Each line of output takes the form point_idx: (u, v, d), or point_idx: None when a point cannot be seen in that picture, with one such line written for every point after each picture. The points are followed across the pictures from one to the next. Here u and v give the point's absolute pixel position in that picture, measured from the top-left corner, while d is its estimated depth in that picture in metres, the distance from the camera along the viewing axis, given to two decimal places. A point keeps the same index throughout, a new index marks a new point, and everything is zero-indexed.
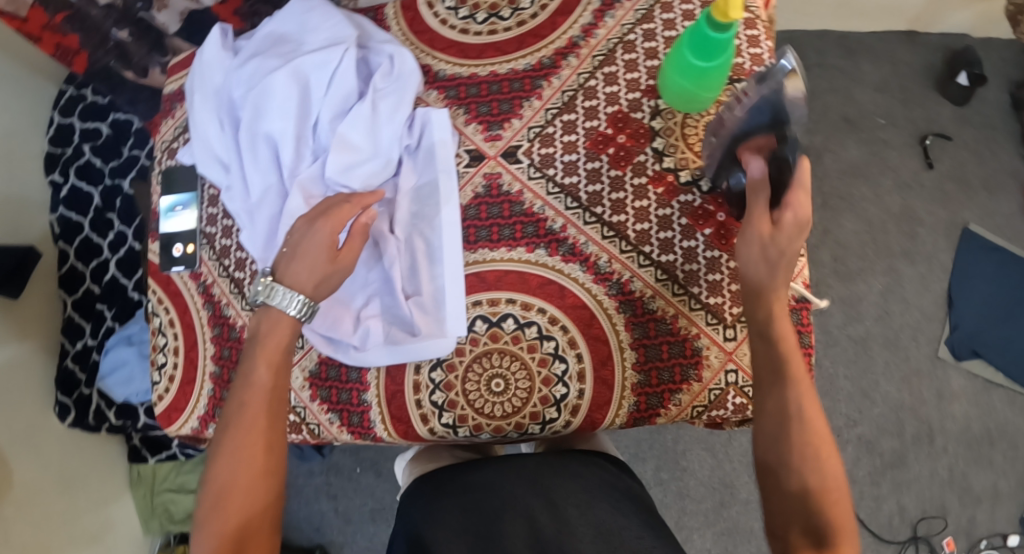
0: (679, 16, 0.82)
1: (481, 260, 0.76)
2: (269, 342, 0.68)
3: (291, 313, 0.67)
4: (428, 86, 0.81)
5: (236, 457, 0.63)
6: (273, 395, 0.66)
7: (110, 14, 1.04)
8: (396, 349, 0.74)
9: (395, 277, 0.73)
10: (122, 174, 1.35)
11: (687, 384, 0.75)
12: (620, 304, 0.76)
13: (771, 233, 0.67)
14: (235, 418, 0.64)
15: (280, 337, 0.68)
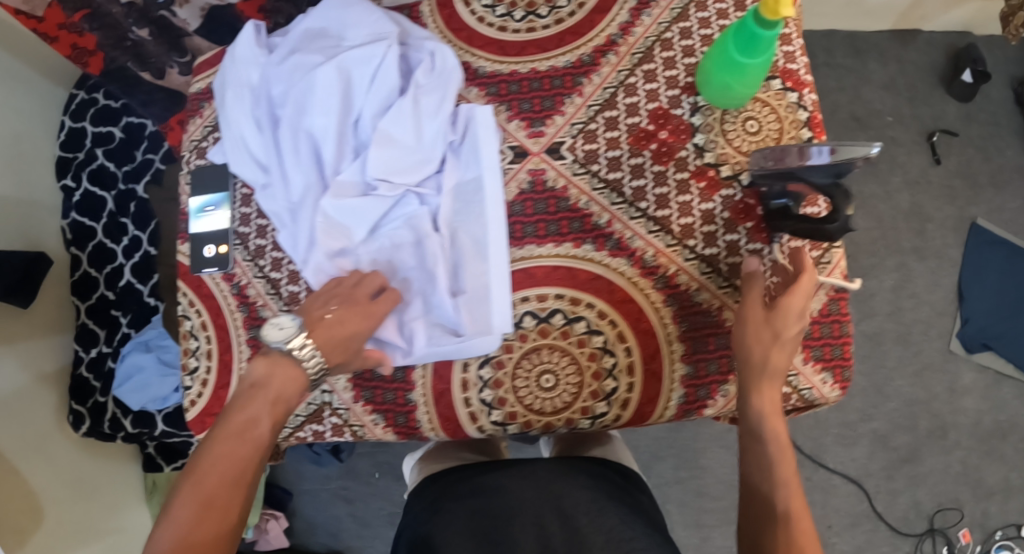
0: (714, 15, 0.84)
1: (528, 256, 0.76)
2: (272, 392, 0.64)
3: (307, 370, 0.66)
4: (468, 83, 0.82)
5: (202, 507, 0.57)
6: (263, 451, 0.62)
7: (130, 14, 1.01)
8: (443, 347, 0.73)
9: (440, 276, 0.72)
10: (136, 179, 1.32)
11: (732, 375, 0.76)
12: (666, 297, 0.77)
13: (767, 315, 0.72)
14: (217, 472, 0.59)
15: (284, 390, 0.65)
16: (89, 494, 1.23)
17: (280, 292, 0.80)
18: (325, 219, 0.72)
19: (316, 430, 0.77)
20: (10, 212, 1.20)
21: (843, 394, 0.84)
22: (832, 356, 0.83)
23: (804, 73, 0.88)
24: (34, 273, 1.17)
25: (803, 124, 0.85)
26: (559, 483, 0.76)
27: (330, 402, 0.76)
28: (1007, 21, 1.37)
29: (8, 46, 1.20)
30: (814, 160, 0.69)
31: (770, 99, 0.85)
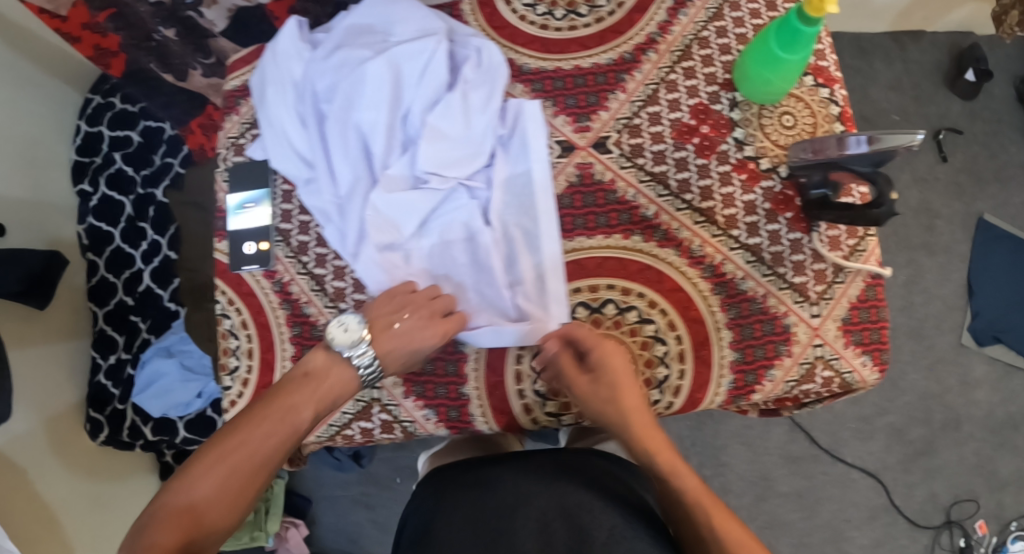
0: (747, 15, 0.86)
1: (579, 248, 0.79)
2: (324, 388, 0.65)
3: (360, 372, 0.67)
4: (514, 79, 0.84)
5: (222, 482, 0.58)
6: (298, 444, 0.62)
7: (158, 13, 1.02)
8: (497, 333, 0.73)
9: (496, 267, 0.73)
10: (155, 183, 1.32)
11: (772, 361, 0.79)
12: (714, 286, 0.79)
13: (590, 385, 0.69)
14: (245, 453, 0.60)
15: (335, 386, 0.65)
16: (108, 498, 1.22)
17: (325, 288, 0.80)
18: (377, 211, 0.73)
19: (365, 428, 0.77)
20: (23, 213, 1.20)
21: (881, 375, 0.82)
22: (871, 340, 0.81)
23: (834, 70, 0.90)
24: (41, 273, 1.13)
25: (836, 118, 0.87)
26: (566, 477, 0.73)
27: (379, 398, 0.76)
28: (1000, 20, 1.36)
29: (16, 47, 1.19)
30: (853, 150, 0.71)
31: (804, 95, 0.87)
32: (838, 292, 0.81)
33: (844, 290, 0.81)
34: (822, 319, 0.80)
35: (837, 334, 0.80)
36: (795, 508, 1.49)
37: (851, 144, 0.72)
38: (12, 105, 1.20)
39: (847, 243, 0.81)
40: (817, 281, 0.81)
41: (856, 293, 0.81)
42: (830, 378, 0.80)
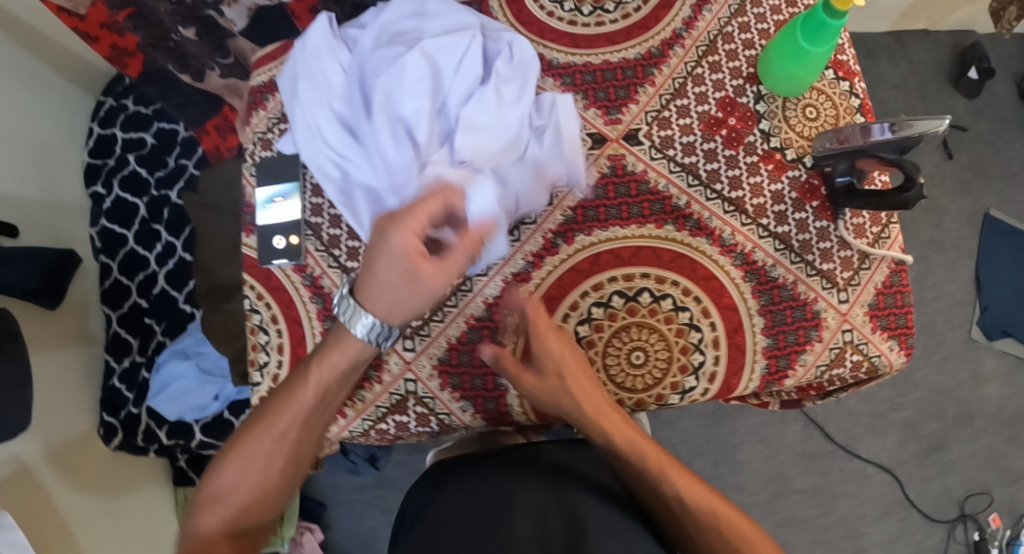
0: (768, 12, 0.87)
1: (614, 238, 0.79)
2: (324, 365, 0.69)
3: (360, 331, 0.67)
4: (543, 74, 0.84)
5: (251, 465, 0.68)
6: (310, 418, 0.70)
7: (178, 12, 1.00)
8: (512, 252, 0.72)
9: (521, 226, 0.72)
10: (168, 185, 1.34)
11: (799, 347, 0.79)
12: (745, 273, 0.80)
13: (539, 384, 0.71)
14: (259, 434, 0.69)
15: (335, 360, 0.70)
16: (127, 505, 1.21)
17: None
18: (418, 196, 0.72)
19: (400, 421, 0.76)
20: (36, 214, 1.20)
21: (908, 360, 0.82)
22: (897, 324, 0.82)
23: (853, 63, 0.90)
24: (55, 272, 1.13)
25: (857, 110, 0.87)
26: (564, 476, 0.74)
27: (415, 391, 0.76)
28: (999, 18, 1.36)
29: (32, 51, 1.19)
30: (877, 137, 0.73)
31: (825, 87, 0.87)
32: (865, 278, 0.82)
33: (870, 276, 0.82)
34: (849, 304, 0.81)
35: (864, 318, 0.81)
36: (810, 504, 1.49)
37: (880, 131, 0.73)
38: (27, 108, 1.20)
39: (871, 231, 0.82)
40: (844, 268, 0.81)
41: (882, 279, 0.82)
42: (859, 362, 0.81)
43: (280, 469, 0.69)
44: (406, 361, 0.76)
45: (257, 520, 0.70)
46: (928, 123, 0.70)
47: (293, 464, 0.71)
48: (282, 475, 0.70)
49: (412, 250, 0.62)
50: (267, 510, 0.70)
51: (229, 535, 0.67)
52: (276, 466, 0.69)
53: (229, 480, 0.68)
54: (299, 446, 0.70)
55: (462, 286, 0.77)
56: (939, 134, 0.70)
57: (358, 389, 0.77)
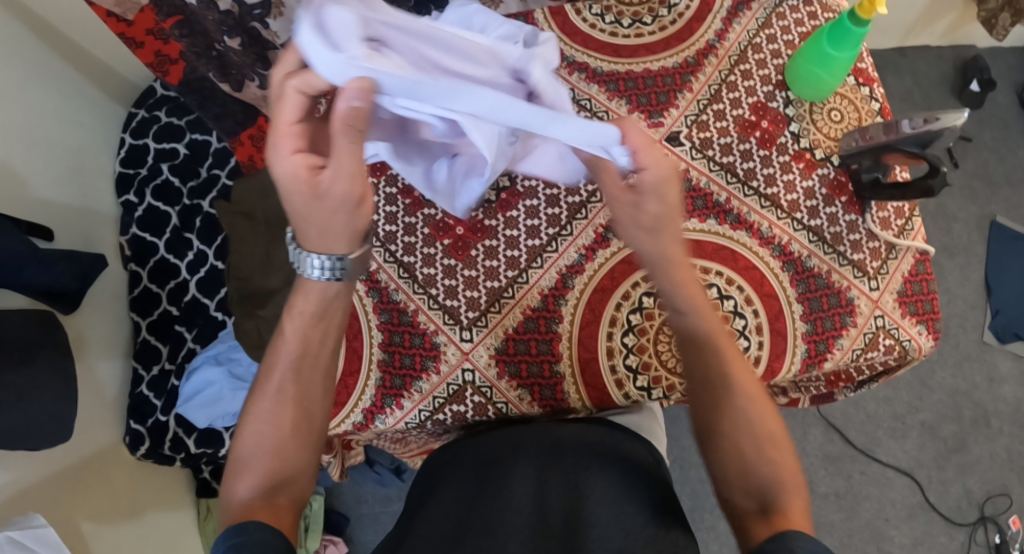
0: (793, 25, 0.92)
1: None
2: (294, 317, 0.69)
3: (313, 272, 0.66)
4: (588, 80, 0.90)
5: (262, 424, 0.67)
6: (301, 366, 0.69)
7: (225, 21, 1.06)
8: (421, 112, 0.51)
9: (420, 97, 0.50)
10: (201, 194, 1.37)
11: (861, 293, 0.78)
12: (783, 263, 0.82)
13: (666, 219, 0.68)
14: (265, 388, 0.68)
15: (305, 307, 0.69)
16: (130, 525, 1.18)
17: (415, 275, 0.81)
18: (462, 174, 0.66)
19: (457, 411, 0.78)
20: (71, 220, 1.22)
21: (936, 344, 0.83)
22: (923, 310, 0.83)
23: (872, 71, 0.92)
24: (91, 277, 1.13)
25: (876, 113, 0.89)
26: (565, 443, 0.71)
27: (472, 380, 0.78)
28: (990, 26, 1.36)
29: (65, 57, 1.22)
30: (903, 132, 0.76)
31: (847, 93, 0.90)
32: (892, 267, 0.83)
33: (897, 265, 0.83)
34: (880, 292, 0.82)
35: (894, 305, 0.82)
36: (834, 508, 1.50)
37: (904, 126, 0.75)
38: (63, 116, 1.23)
39: (896, 224, 0.84)
40: (873, 258, 0.83)
41: (908, 267, 0.83)
42: (892, 346, 0.82)
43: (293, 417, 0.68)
44: (464, 352, 0.78)
45: (290, 484, 0.66)
46: (949, 117, 0.73)
47: (305, 418, 0.68)
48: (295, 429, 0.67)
49: (297, 171, 0.57)
50: (295, 471, 0.67)
51: (256, 498, 0.63)
52: (287, 422, 0.67)
53: (249, 446, 0.66)
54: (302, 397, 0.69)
55: (519, 278, 0.80)
56: (958, 127, 0.72)
57: (414, 380, 0.79)
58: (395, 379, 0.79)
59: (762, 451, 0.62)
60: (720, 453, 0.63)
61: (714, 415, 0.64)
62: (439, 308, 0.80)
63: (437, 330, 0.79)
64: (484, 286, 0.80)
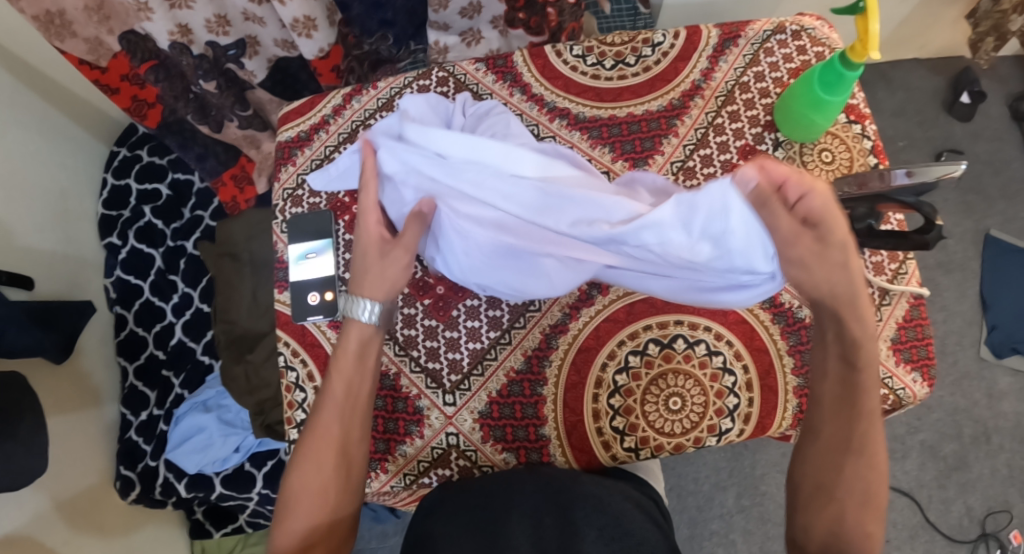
0: (781, 60, 0.90)
1: None
2: (341, 354, 0.75)
3: (364, 317, 0.76)
4: (570, 127, 0.89)
5: (307, 466, 0.70)
6: (346, 406, 0.73)
7: (201, 65, 1.02)
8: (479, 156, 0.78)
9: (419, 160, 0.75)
10: (186, 235, 1.35)
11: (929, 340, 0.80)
12: (773, 315, 0.80)
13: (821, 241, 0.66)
14: (313, 424, 0.73)
15: (349, 350, 0.75)
16: (127, 543, 1.15)
17: (396, 336, 0.82)
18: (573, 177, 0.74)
19: (441, 475, 0.80)
20: (56, 266, 1.20)
21: (933, 391, 0.81)
22: (918, 356, 0.81)
23: (864, 107, 0.91)
24: (73, 328, 1.11)
25: (869, 152, 0.87)
26: (558, 494, 0.70)
27: (457, 444, 0.80)
28: (975, 48, 1.33)
29: (46, 98, 1.20)
30: (897, 181, 0.76)
31: (838, 132, 0.88)
32: (886, 314, 0.81)
33: (890, 311, 0.82)
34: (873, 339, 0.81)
35: (888, 352, 0.81)
36: None
37: (900, 175, 0.75)
38: (46, 159, 1.21)
39: (889, 268, 0.83)
40: None
41: (902, 313, 0.81)
42: (887, 396, 0.80)
43: (344, 459, 0.72)
44: (447, 415, 0.80)
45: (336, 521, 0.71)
46: (943, 169, 0.73)
47: (341, 453, 0.72)
48: (337, 468, 0.71)
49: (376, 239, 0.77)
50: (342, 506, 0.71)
51: (301, 541, 0.69)
52: (330, 457, 0.71)
53: (295, 486, 0.70)
54: (346, 435, 0.72)
55: (502, 338, 0.81)
56: (953, 176, 0.72)
57: (398, 444, 0.80)
58: (379, 443, 0.81)
59: (858, 501, 0.68)
60: (822, 499, 0.69)
61: (847, 432, 0.70)
62: (421, 371, 0.81)
63: (420, 395, 0.81)
64: (466, 348, 0.81)
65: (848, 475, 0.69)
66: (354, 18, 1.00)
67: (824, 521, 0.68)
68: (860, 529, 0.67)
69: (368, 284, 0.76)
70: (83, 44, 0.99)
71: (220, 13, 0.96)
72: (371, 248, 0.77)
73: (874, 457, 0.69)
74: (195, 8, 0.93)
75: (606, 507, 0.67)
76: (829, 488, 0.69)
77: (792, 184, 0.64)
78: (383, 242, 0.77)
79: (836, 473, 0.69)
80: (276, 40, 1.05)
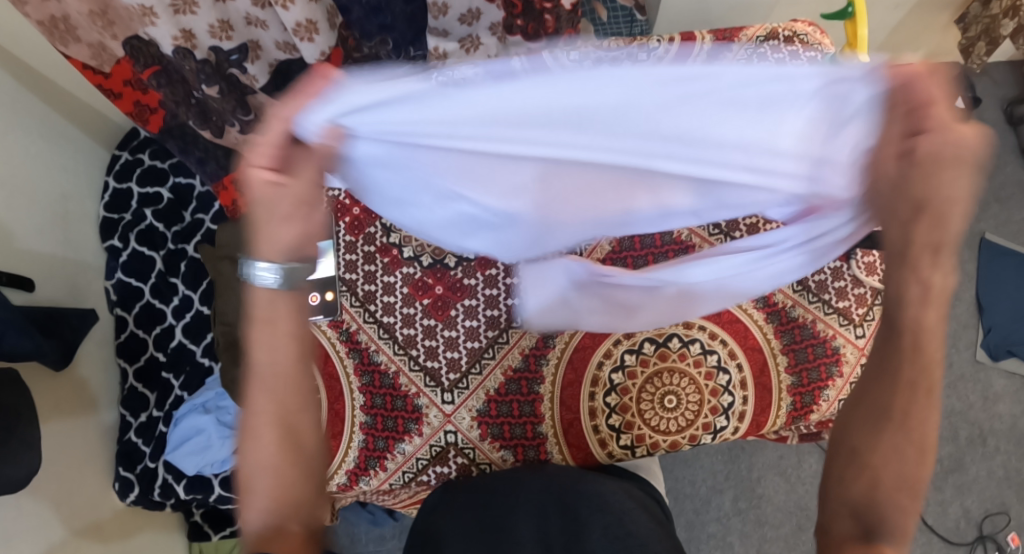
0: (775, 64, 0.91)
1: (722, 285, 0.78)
2: (259, 309, 0.59)
3: (270, 283, 0.56)
4: None
5: (254, 448, 0.62)
6: (278, 382, 0.60)
7: (204, 70, 1.03)
8: None
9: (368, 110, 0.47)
10: (186, 238, 1.36)
11: None
12: (767, 315, 0.82)
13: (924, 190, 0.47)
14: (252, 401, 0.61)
15: (267, 306, 0.58)
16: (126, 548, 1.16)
17: (395, 335, 0.84)
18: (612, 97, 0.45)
19: (440, 472, 0.81)
20: (56, 270, 1.21)
21: None
22: None
23: None
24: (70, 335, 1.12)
25: None
26: (563, 494, 0.70)
27: (455, 442, 0.81)
28: (966, 52, 1.34)
29: (49, 102, 1.22)
30: None
31: None
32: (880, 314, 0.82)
33: None
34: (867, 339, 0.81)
35: None
36: None
37: None
38: (48, 162, 1.22)
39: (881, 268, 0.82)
40: (859, 305, 0.82)
41: None
42: None
43: (295, 439, 0.63)
44: (445, 414, 0.81)
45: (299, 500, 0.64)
46: None
47: (290, 431, 0.63)
48: (283, 446, 0.63)
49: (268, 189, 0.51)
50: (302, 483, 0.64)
51: (267, 524, 0.61)
52: (282, 431, 0.63)
53: (249, 466, 0.63)
54: (291, 411, 0.63)
55: (500, 338, 0.83)
56: None
57: (397, 442, 0.82)
58: (378, 442, 0.82)
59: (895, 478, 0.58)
60: (854, 473, 0.60)
61: (885, 400, 0.59)
62: (420, 370, 0.82)
63: (418, 393, 0.82)
64: (464, 347, 0.83)
65: (881, 451, 0.59)
66: (355, 22, 0.99)
67: (852, 502, 0.59)
68: (887, 517, 0.58)
69: (272, 242, 0.55)
70: (87, 49, 1.02)
71: (222, 19, 0.98)
72: (272, 207, 0.52)
73: (917, 427, 0.58)
74: (198, 13, 0.94)
75: (609, 508, 0.66)
76: (862, 461, 0.60)
77: (931, 115, 0.44)
78: (276, 187, 0.51)
79: (868, 448, 0.60)
80: (277, 43, 1.05)
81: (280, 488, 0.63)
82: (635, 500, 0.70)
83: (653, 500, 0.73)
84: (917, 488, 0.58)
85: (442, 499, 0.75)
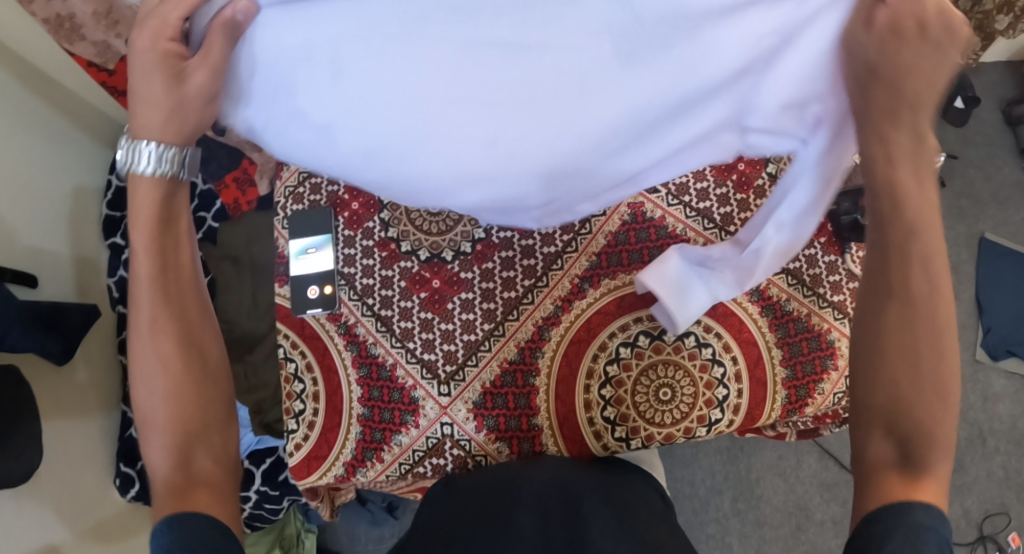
0: None
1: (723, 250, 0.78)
2: (132, 213, 0.63)
3: (152, 170, 0.61)
4: None
5: (149, 374, 0.64)
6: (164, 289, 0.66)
7: None
8: None
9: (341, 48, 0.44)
10: None
11: None
12: (761, 308, 0.82)
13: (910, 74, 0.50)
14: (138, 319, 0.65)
15: (146, 206, 0.63)
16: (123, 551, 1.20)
17: (393, 328, 0.85)
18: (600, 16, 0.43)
19: (436, 464, 0.82)
20: (59, 267, 1.22)
21: None
22: None
23: None
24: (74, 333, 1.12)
25: None
26: (566, 488, 0.71)
27: (451, 434, 0.82)
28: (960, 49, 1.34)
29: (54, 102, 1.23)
30: None
31: None
32: None
33: None
34: None
35: None
36: None
37: None
38: (52, 161, 1.23)
39: None
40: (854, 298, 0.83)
41: None
42: None
43: (191, 352, 0.66)
44: (442, 406, 0.82)
45: (206, 419, 0.66)
46: None
47: (190, 347, 0.67)
48: (180, 364, 0.65)
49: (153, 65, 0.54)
50: (208, 402, 0.67)
51: (178, 457, 0.62)
52: (176, 362, 0.65)
53: (146, 404, 0.64)
54: (186, 322, 0.67)
55: (496, 331, 0.84)
56: None
57: (394, 434, 0.82)
58: (375, 433, 0.83)
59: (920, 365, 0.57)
60: (876, 365, 0.58)
61: (888, 270, 0.58)
62: (417, 362, 0.83)
63: (415, 385, 0.83)
64: (460, 340, 0.84)
65: (901, 334, 0.57)
66: None
67: (879, 401, 0.58)
68: (917, 403, 0.56)
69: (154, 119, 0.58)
70: None
71: None
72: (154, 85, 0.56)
73: (930, 299, 0.57)
74: None
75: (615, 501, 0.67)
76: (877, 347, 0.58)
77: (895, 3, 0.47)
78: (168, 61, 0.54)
79: (885, 335, 0.58)
80: None
81: (186, 409, 0.64)
82: (639, 499, 0.70)
83: (655, 495, 0.74)
84: (945, 375, 0.57)
85: (445, 493, 0.76)
